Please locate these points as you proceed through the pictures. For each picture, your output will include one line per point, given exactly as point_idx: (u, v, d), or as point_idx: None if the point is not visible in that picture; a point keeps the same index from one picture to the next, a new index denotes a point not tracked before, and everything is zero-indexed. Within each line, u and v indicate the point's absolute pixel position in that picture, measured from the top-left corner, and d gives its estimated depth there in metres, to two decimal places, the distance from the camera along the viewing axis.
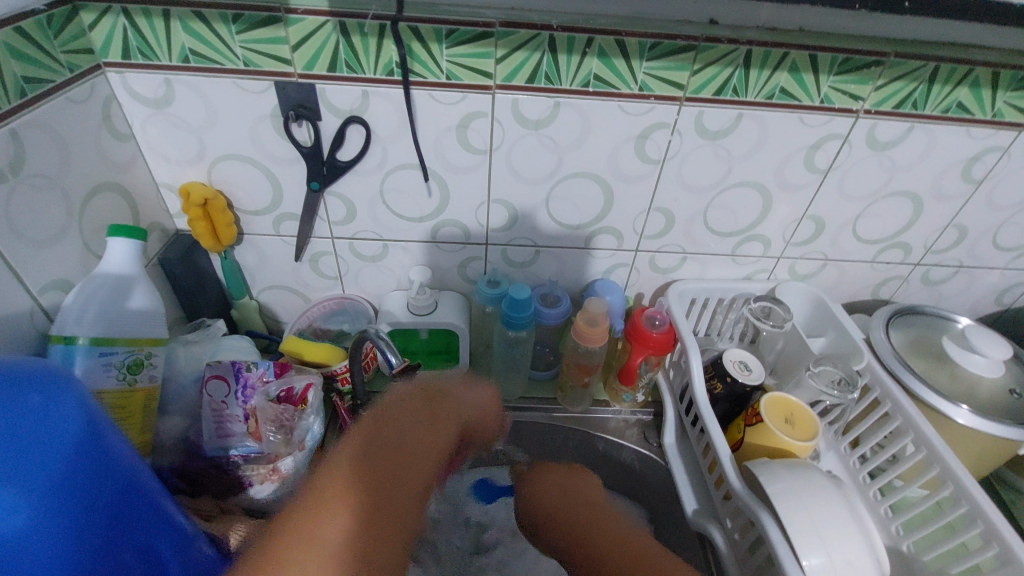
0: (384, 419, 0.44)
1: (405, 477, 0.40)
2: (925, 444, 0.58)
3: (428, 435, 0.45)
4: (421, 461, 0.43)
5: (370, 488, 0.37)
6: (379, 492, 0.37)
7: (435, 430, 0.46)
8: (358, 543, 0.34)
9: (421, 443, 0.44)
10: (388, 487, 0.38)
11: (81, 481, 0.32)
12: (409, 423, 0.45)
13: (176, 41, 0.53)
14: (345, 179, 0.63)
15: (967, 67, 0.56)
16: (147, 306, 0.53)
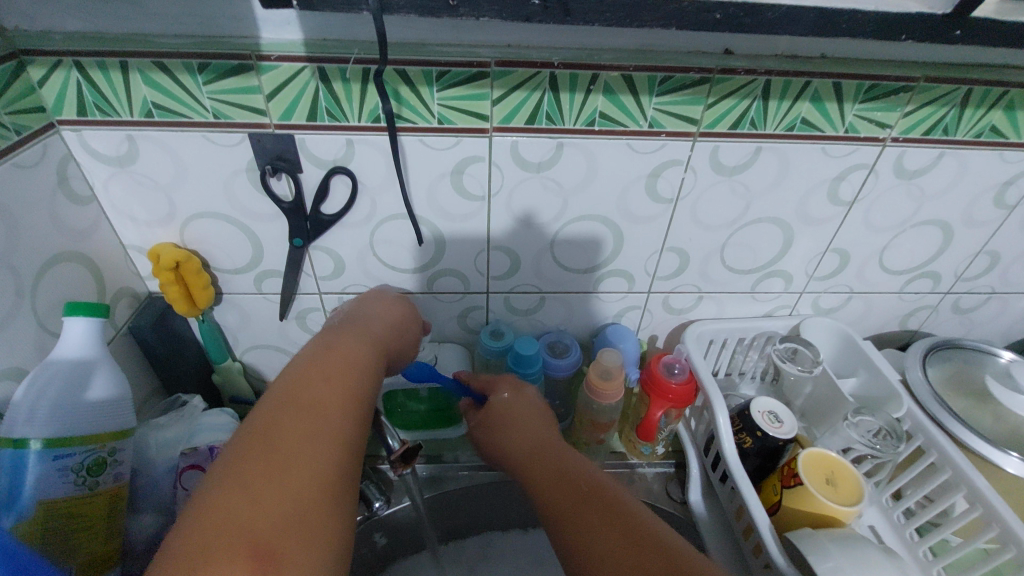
0: (280, 388, 0.39)
1: (311, 435, 0.35)
2: (979, 500, 0.52)
3: (333, 379, 0.40)
4: (335, 413, 0.38)
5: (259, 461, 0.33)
6: (271, 459, 0.33)
7: (338, 363, 0.42)
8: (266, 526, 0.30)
9: (324, 392, 0.39)
10: (293, 454, 0.34)
11: None
12: (315, 381, 0.39)
13: (137, 95, 0.48)
14: (331, 232, 0.58)
15: (1001, 89, 0.52)
16: (111, 395, 0.46)
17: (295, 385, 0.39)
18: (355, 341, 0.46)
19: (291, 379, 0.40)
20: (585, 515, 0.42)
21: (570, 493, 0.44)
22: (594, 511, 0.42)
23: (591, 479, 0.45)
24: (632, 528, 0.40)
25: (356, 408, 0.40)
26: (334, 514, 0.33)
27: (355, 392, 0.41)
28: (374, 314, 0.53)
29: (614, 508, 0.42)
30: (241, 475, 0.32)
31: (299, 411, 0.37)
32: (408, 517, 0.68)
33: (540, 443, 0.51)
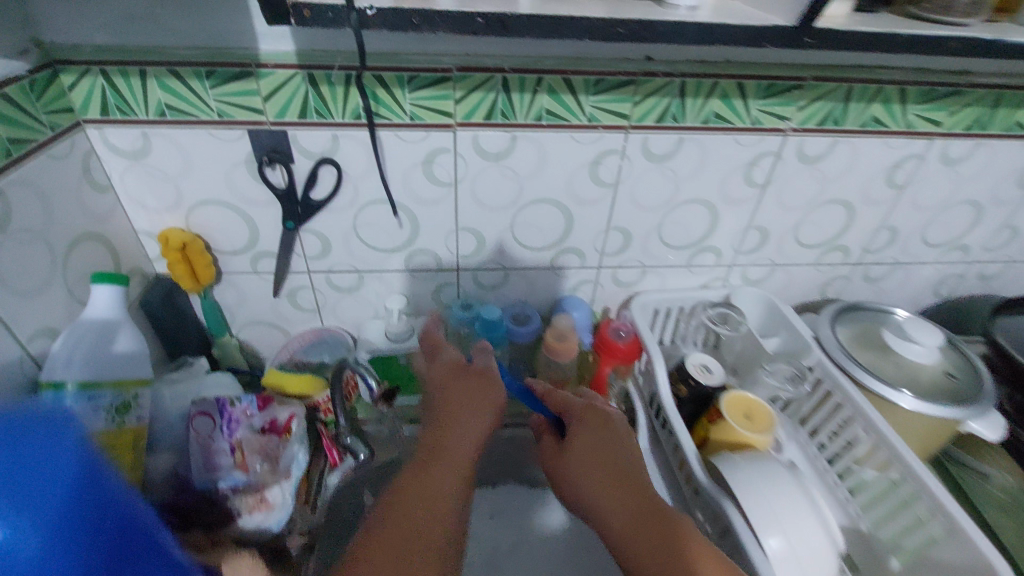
0: (415, 470, 0.48)
1: (418, 526, 0.43)
2: (873, 429, 0.62)
3: (448, 455, 0.50)
4: (437, 497, 0.46)
5: (410, 504, 0.45)
6: (393, 531, 0.42)
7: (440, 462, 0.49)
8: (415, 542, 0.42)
9: (437, 459, 0.50)
10: (402, 534, 0.42)
11: (80, 526, 0.28)
12: (438, 464, 0.49)
13: (152, 98, 0.57)
14: (319, 216, 0.67)
15: (876, 87, 0.62)
16: (131, 349, 0.55)
17: (424, 468, 0.49)
18: (469, 432, 0.53)
19: (419, 467, 0.49)
20: (608, 494, 0.48)
21: (589, 476, 0.50)
22: (610, 491, 0.48)
23: (612, 459, 0.51)
24: (652, 522, 0.44)
25: (454, 446, 0.52)
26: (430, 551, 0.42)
27: (452, 440, 0.52)
28: (464, 380, 0.59)
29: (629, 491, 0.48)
30: (400, 530, 0.42)
31: (424, 476, 0.48)
32: (391, 472, 0.76)
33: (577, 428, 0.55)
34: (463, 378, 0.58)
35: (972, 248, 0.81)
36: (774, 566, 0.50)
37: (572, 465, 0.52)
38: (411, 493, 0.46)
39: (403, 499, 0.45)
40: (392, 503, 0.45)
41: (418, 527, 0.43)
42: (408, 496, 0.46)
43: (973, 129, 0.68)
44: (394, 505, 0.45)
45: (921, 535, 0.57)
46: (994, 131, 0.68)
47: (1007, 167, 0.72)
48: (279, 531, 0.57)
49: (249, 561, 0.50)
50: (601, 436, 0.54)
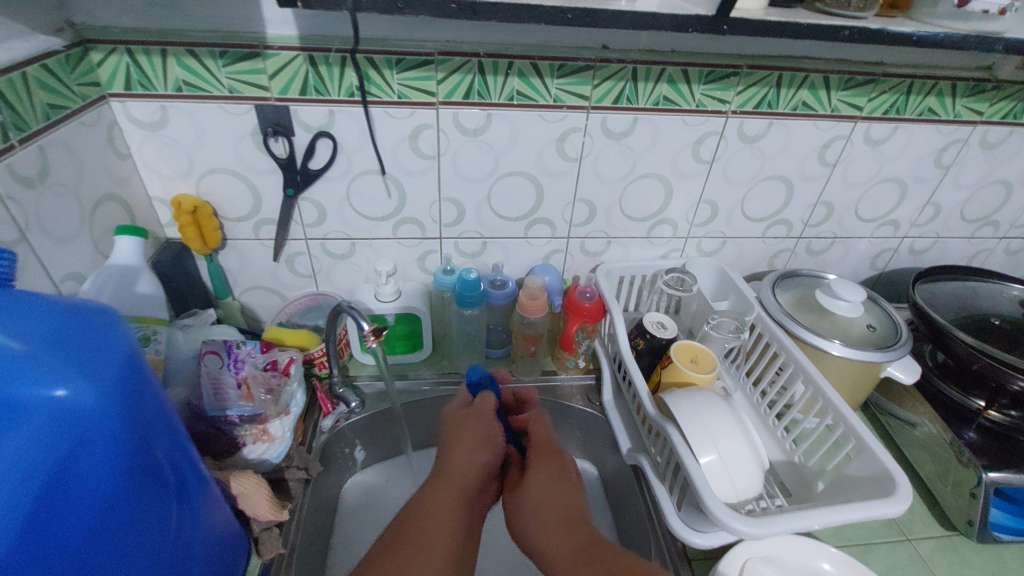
0: (421, 503, 0.65)
1: (416, 548, 0.59)
2: (802, 371, 0.71)
3: (450, 489, 0.67)
4: (435, 529, 0.61)
5: (417, 530, 0.61)
6: (400, 553, 0.58)
7: (437, 503, 0.65)
8: (423, 558, 0.58)
9: (445, 495, 0.66)
10: (408, 554, 0.58)
11: (129, 391, 0.40)
12: (442, 499, 0.65)
13: (171, 74, 0.65)
14: (316, 185, 0.75)
15: (803, 74, 0.72)
16: (150, 291, 0.66)
17: (432, 499, 0.66)
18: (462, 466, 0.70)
19: (427, 498, 0.66)
20: (556, 528, 0.64)
21: (542, 508, 0.67)
22: (563, 525, 0.64)
23: (567, 506, 0.67)
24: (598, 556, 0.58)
25: (457, 484, 0.68)
26: (431, 563, 0.57)
27: (456, 482, 0.68)
28: (473, 424, 0.74)
29: (579, 527, 0.64)
30: (407, 551, 0.58)
31: (428, 512, 0.64)
32: (381, 423, 0.84)
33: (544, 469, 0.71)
34: (475, 427, 0.73)
35: (902, 224, 0.91)
36: (708, 475, 0.58)
37: (529, 500, 0.68)
38: (421, 516, 0.63)
39: (416, 523, 0.62)
40: (402, 528, 0.62)
41: (421, 543, 0.59)
42: (417, 520, 0.63)
43: (890, 114, 0.78)
44: (407, 528, 0.62)
45: (840, 456, 0.65)
46: (909, 115, 0.78)
47: (924, 149, 0.82)
48: (278, 463, 0.65)
49: (252, 477, 0.60)
50: (560, 479, 0.70)
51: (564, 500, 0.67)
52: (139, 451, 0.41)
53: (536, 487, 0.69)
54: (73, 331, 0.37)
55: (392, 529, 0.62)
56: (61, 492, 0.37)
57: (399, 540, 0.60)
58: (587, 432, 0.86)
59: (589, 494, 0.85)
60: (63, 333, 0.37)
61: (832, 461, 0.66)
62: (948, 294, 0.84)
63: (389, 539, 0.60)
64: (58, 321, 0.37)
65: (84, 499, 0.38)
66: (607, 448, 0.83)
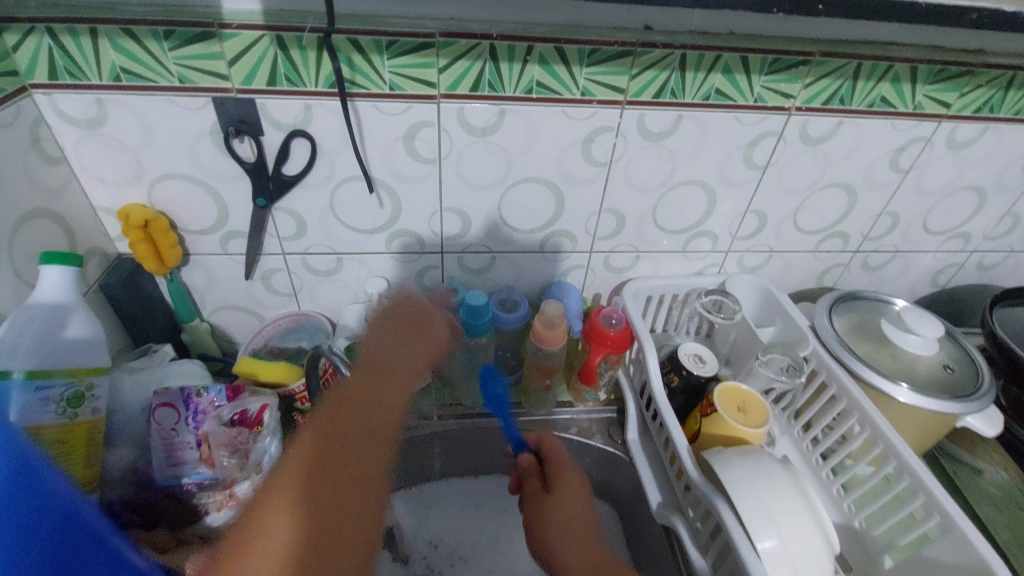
0: (338, 402, 0.54)
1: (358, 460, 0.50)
2: (869, 423, 0.60)
3: (377, 414, 0.55)
4: (373, 446, 0.53)
5: (307, 494, 0.45)
6: (338, 450, 0.50)
7: (360, 396, 0.56)
8: (351, 468, 0.49)
9: (342, 439, 0.51)
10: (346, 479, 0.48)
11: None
12: (355, 403, 0.55)
13: (105, 60, 0.51)
14: (293, 194, 0.62)
15: (887, 63, 0.59)
16: (87, 335, 0.51)
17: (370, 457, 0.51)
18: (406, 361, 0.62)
19: (337, 402, 0.54)
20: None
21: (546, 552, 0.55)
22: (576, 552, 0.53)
23: (586, 525, 0.56)
24: None
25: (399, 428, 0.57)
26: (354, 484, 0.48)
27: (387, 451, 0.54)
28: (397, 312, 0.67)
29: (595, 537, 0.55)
30: (333, 452, 0.49)
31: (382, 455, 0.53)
32: None
33: (565, 484, 0.60)
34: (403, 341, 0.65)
35: (973, 236, 0.79)
36: (771, 570, 0.48)
37: (550, 522, 0.57)
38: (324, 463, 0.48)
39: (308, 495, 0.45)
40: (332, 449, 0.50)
41: (284, 526, 0.42)
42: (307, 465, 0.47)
43: (981, 113, 0.65)
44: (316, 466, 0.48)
45: (917, 533, 0.54)
46: (1004, 114, 0.65)
47: (1013, 153, 0.69)
48: None
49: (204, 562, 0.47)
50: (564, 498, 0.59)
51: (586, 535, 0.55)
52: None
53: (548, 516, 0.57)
54: None
55: (268, 485, 0.46)
56: None
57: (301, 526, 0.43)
58: (606, 472, 0.76)
59: (611, 542, 0.76)
60: None
61: (905, 537, 0.55)
62: None
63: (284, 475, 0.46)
64: None
65: None
66: (632, 494, 0.73)
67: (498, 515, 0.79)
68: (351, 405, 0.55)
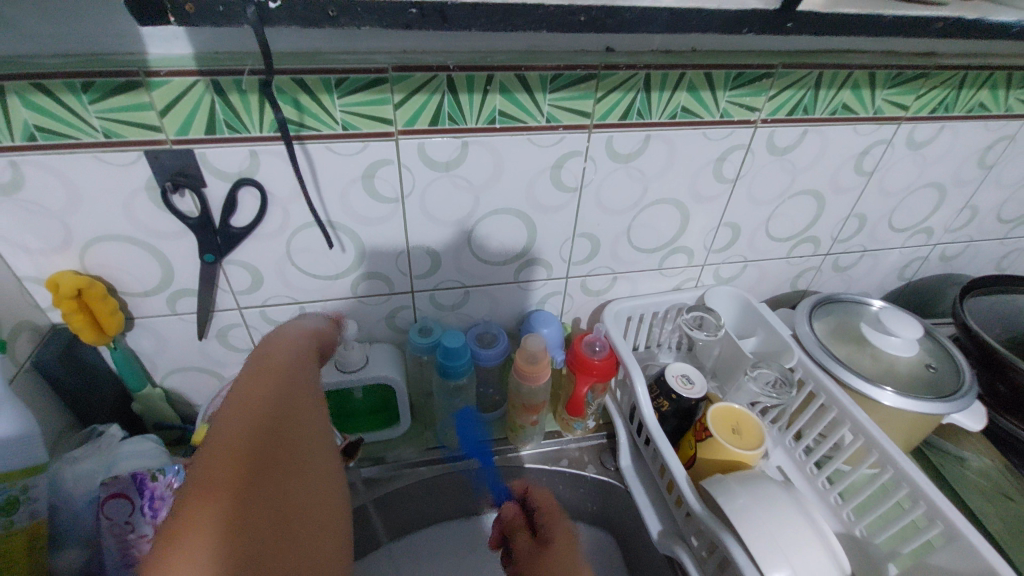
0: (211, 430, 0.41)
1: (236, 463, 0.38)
2: (861, 432, 0.60)
3: (270, 413, 0.43)
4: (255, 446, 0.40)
5: (266, 403, 0.44)
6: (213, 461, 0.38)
7: (249, 405, 0.43)
8: (228, 485, 0.37)
9: (283, 411, 0.44)
10: (215, 484, 0.36)
11: None
12: (240, 414, 0.42)
13: (15, 118, 0.46)
14: (245, 245, 0.58)
15: (846, 71, 0.59)
16: (14, 431, 0.44)
17: (244, 428, 0.41)
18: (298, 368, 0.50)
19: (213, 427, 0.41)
20: None
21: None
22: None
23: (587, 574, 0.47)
24: None
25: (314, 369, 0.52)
26: (228, 499, 0.36)
27: (320, 443, 0.46)
28: (293, 332, 0.56)
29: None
30: (205, 475, 0.37)
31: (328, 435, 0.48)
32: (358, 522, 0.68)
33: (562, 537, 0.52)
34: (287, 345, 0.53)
35: (936, 231, 0.80)
36: None
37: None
38: (214, 488, 0.36)
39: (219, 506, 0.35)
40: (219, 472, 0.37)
41: (211, 534, 0.34)
42: (200, 501, 0.35)
43: (937, 112, 0.65)
44: (200, 498, 0.35)
45: (921, 539, 0.54)
46: (959, 112, 0.66)
47: (968, 148, 0.71)
48: None
49: None
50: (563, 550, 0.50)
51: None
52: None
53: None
54: None
55: (220, 423, 0.42)
56: None
57: (224, 542, 0.34)
58: (602, 500, 0.73)
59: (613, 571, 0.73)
60: None
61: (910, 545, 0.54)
62: (994, 312, 0.75)
63: (165, 529, 0.34)
64: None
65: None
66: (631, 522, 0.71)
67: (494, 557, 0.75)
68: (237, 410, 0.42)
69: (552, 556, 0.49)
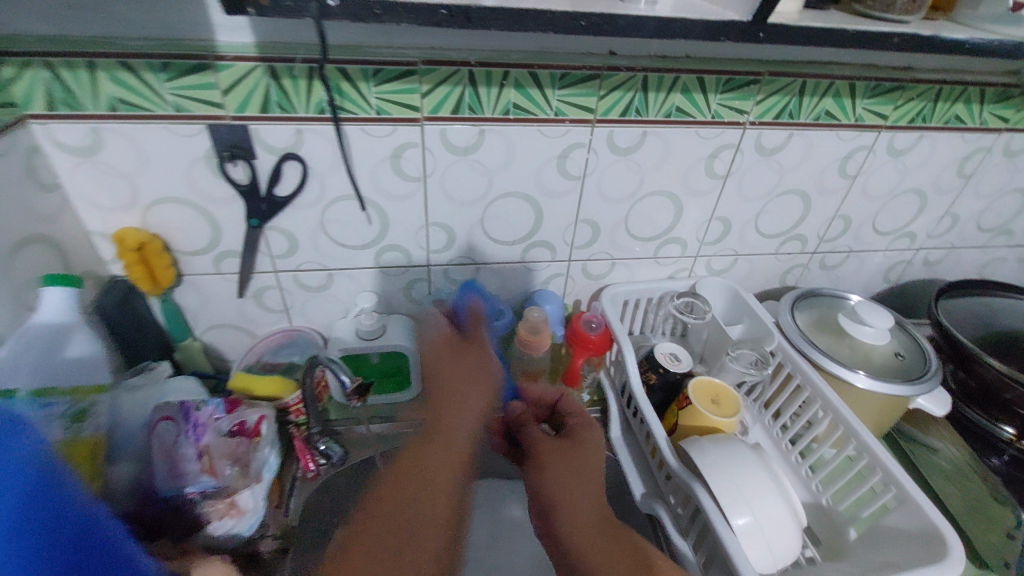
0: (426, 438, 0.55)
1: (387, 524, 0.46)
2: (831, 409, 0.65)
3: (446, 445, 0.53)
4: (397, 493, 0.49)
5: (410, 464, 0.51)
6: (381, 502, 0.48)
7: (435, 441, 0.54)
8: (378, 536, 0.45)
9: (412, 462, 0.52)
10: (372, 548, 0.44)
11: (34, 525, 0.29)
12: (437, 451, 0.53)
13: (103, 91, 0.54)
14: (285, 213, 0.65)
15: (828, 81, 0.65)
16: (86, 352, 0.55)
17: (387, 493, 0.49)
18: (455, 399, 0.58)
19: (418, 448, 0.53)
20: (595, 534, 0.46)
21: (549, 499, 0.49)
22: (572, 503, 0.48)
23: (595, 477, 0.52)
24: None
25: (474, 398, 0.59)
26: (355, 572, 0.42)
27: (460, 465, 0.52)
28: (436, 344, 0.65)
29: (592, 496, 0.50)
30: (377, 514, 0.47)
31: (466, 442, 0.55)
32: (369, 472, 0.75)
33: (584, 436, 0.56)
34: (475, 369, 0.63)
35: (918, 235, 0.86)
36: (744, 545, 0.53)
37: (553, 475, 0.51)
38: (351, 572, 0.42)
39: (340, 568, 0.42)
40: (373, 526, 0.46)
41: None
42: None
43: (915, 123, 0.71)
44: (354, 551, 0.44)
45: (877, 505, 0.60)
46: (936, 123, 0.72)
47: (947, 158, 0.76)
48: (251, 535, 0.57)
49: (220, 567, 0.49)
50: (580, 447, 0.55)
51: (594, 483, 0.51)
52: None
53: (551, 467, 0.52)
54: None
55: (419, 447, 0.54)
56: None
57: None
58: None
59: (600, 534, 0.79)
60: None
61: (867, 510, 0.60)
62: (968, 312, 0.80)
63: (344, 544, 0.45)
64: None
65: None
66: (618, 488, 0.77)
67: (490, 516, 0.81)
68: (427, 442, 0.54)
69: (570, 451, 0.54)
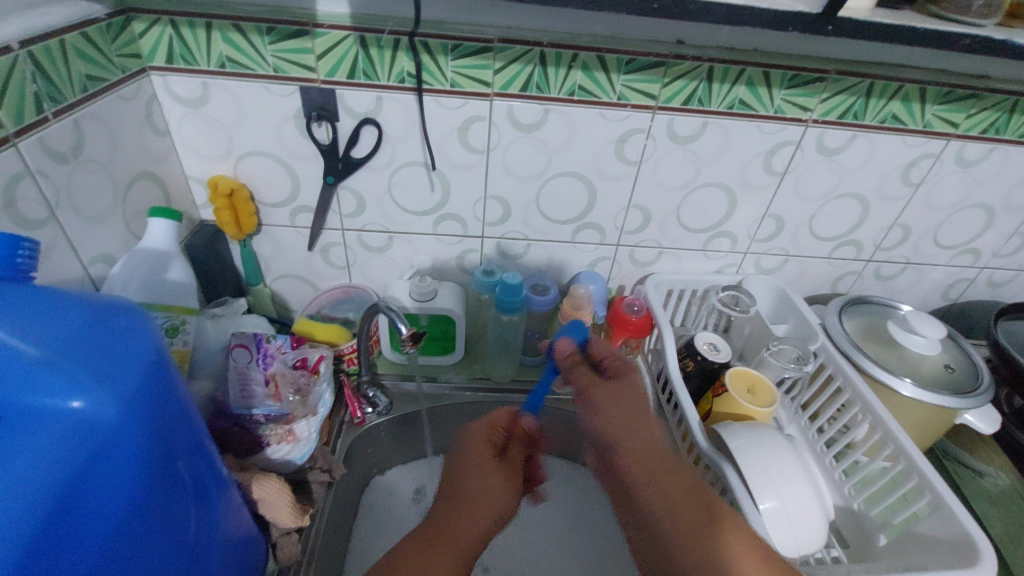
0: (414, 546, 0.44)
1: None
2: (870, 412, 0.65)
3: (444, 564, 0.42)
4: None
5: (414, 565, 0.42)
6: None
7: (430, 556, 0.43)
8: None
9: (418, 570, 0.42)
10: None
11: (154, 394, 0.34)
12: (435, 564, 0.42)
13: (215, 49, 0.61)
14: (358, 174, 0.71)
15: (898, 83, 0.65)
16: (178, 277, 0.64)
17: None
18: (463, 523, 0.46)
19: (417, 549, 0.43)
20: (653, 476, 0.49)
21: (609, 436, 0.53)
22: (630, 439, 0.51)
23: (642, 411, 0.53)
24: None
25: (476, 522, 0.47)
26: None
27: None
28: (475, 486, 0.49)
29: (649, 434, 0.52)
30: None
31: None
32: (409, 426, 0.80)
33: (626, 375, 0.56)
34: (490, 494, 0.49)
35: (983, 253, 0.83)
36: (768, 525, 0.54)
37: (606, 416, 0.53)
38: None
39: None
40: None
41: None
42: None
43: (988, 133, 0.70)
44: None
45: (909, 511, 0.59)
46: (1010, 136, 0.70)
47: (1021, 173, 0.74)
48: (302, 463, 0.61)
49: (276, 482, 0.56)
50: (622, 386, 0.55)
51: (644, 416, 0.53)
52: (57, 525, 0.31)
53: (603, 406, 0.54)
54: (101, 340, 0.32)
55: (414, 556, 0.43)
56: (81, 498, 0.32)
57: None
58: None
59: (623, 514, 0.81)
60: (94, 348, 0.32)
61: (899, 516, 0.59)
62: None
63: None
64: (84, 333, 0.32)
65: (115, 499, 0.33)
66: None
67: None
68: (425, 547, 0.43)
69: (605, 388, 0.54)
